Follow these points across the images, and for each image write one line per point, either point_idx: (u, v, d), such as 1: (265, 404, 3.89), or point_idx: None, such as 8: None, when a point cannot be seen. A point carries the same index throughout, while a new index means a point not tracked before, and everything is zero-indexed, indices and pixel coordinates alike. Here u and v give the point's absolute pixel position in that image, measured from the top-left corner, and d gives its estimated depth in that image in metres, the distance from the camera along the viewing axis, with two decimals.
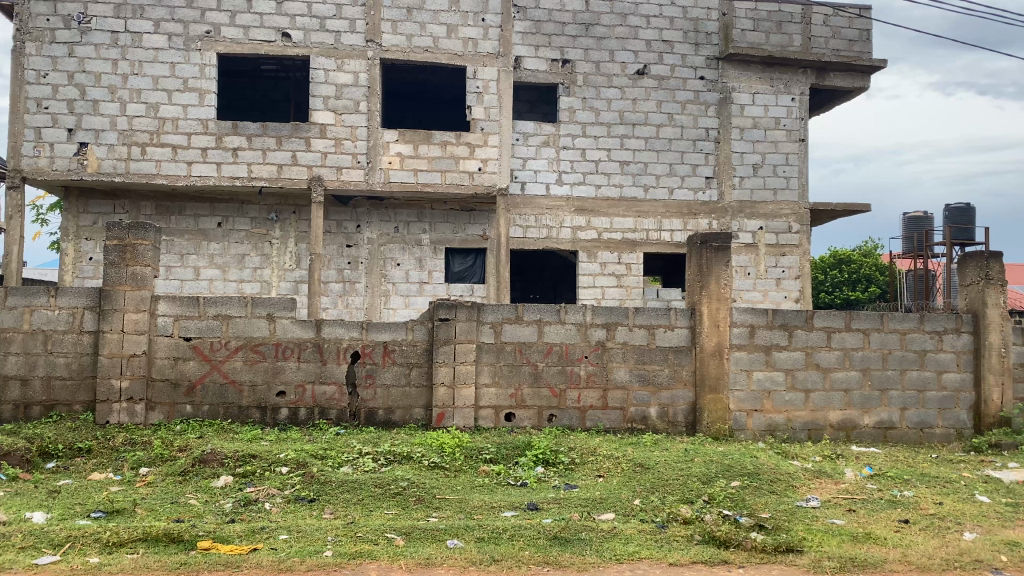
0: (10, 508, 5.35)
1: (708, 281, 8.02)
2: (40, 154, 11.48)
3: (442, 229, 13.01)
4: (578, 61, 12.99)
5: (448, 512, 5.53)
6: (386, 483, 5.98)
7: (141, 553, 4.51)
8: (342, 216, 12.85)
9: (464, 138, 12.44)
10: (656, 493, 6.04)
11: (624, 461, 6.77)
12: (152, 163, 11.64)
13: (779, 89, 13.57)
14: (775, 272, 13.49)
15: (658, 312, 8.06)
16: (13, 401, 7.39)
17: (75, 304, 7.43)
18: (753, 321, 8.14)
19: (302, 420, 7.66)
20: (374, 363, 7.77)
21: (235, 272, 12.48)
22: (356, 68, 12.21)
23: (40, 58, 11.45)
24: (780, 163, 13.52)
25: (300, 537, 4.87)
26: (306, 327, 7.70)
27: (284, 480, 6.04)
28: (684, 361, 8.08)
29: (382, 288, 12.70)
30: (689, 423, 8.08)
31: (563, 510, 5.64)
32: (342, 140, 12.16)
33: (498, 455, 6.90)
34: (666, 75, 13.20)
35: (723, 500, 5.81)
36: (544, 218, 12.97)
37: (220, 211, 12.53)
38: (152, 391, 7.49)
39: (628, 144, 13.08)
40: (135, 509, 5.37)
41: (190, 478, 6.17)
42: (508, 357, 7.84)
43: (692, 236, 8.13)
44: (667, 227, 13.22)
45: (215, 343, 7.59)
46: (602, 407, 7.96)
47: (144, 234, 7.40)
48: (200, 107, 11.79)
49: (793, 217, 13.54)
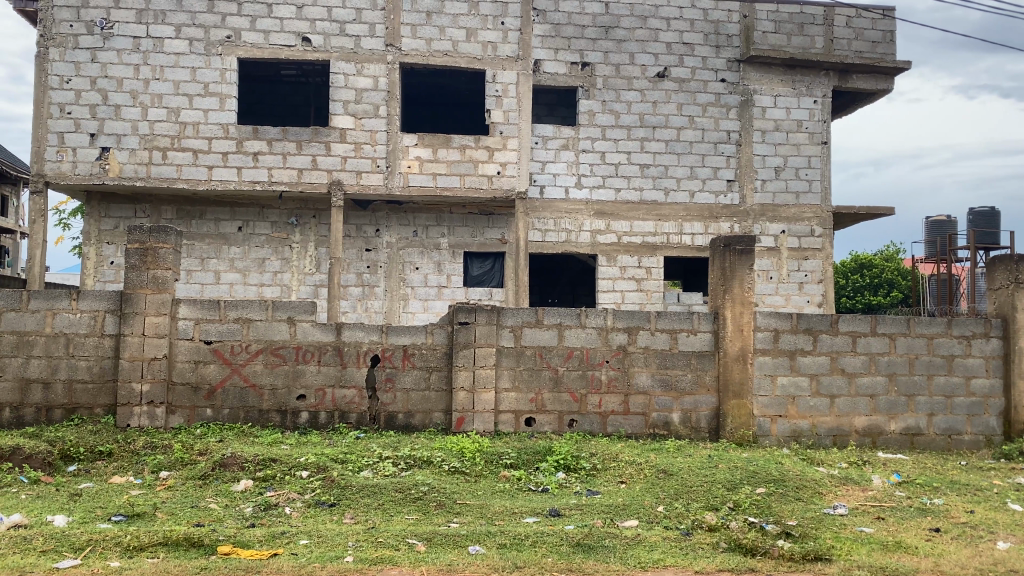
0: (32, 511, 5.35)
1: (732, 285, 7.93)
2: (63, 159, 11.55)
3: (461, 233, 12.97)
4: (597, 64, 12.94)
5: (469, 517, 5.47)
6: (407, 488, 5.93)
7: (161, 558, 4.48)
8: (362, 220, 12.84)
9: (483, 142, 12.37)
10: (680, 499, 5.95)
11: (646, 468, 6.68)
12: (173, 168, 11.68)
13: (801, 91, 13.43)
14: (798, 276, 13.36)
15: (680, 317, 7.97)
16: (34, 404, 7.39)
17: (96, 308, 7.45)
18: (778, 326, 8.02)
19: (323, 424, 7.63)
20: (394, 367, 7.73)
21: (255, 276, 12.51)
22: (375, 72, 12.21)
23: (63, 64, 11.54)
24: (802, 166, 13.39)
25: (321, 542, 4.83)
26: (326, 331, 7.68)
27: (305, 484, 6.00)
28: (707, 365, 7.98)
29: (400, 292, 12.70)
30: (712, 428, 7.98)
31: (585, 516, 5.57)
32: (362, 144, 12.15)
33: (519, 460, 6.83)
34: (686, 78, 13.10)
35: (749, 507, 5.71)
36: (563, 221, 12.91)
37: (240, 215, 12.57)
38: (173, 394, 7.49)
39: (648, 147, 12.99)
40: (155, 513, 5.36)
41: (210, 482, 6.16)
42: (528, 361, 7.77)
43: (715, 240, 8.05)
44: (688, 230, 13.11)
45: (235, 347, 7.58)
46: (623, 413, 7.87)
47: (165, 238, 7.42)
48: (221, 112, 11.83)
49: (816, 220, 13.39)
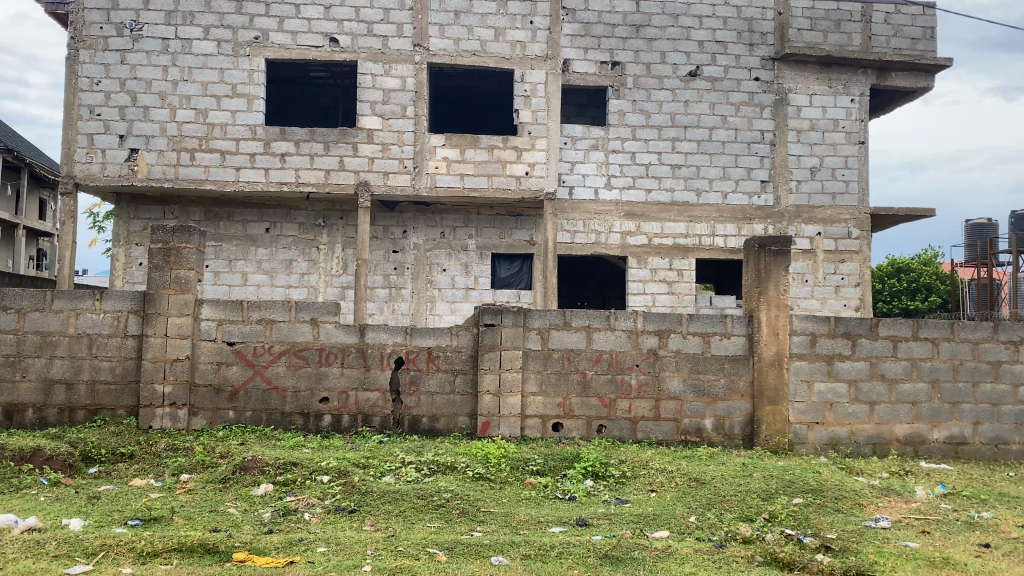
0: (48, 514, 5.25)
1: (767, 287, 7.66)
2: (92, 160, 11.58)
3: (488, 234, 12.81)
4: (628, 63, 12.72)
5: (493, 526, 5.28)
6: (429, 494, 5.76)
7: (175, 565, 4.35)
8: (389, 222, 12.73)
9: (511, 142, 12.20)
10: (713, 509, 5.72)
11: (678, 476, 6.45)
12: (201, 169, 11.66)
13: (838, 89, 13.10)
14: (834, 279, 13.03)
15: (713, 320, 7.73)
16: (57, 405, 7.33)
17: (119, 308, 7.38)
18: (815, 330, 7.74)
19: (346, 427, 7.49)
20: (418, 370, 7.58)
21: (282, 277, 12.45)
22: (403, 72, 12.09)
23: (93, 66, 11.57)
24: (839, 166, 13.04)
25: (339, 551, 4.67)
26: (350, 332, 7.55)
27: (325, 489, 5.85)
28: (741, 370, 7.72)
29: (427, 294, 12.57)
30: (746, 435, 7.71)
31: (614, 526, 5.35)
32: (389, 145, 12.04)
33: (546, 466, 6.63)
34: (719, 77, 12.82)
35: (785, 519, 5.45)
36: (593, 223, 12.68)
37: (268, 217, 12.53)
38: (195, 396, 7.40)
39: (680, 147, 12.74)
40: (172, 518, 5.24)
41: (230, 486, 6.03)
42: (555, 364, 7.57)
43: (749, 241, 7.77)
44: (721, 232, 12.83)
45: (258, 348, 7.47)
46: (654, 418, 7.64)
47: (188, 238, 7.33)
48: (248, 113, 11.79)
49: (853, 222, 13.03)
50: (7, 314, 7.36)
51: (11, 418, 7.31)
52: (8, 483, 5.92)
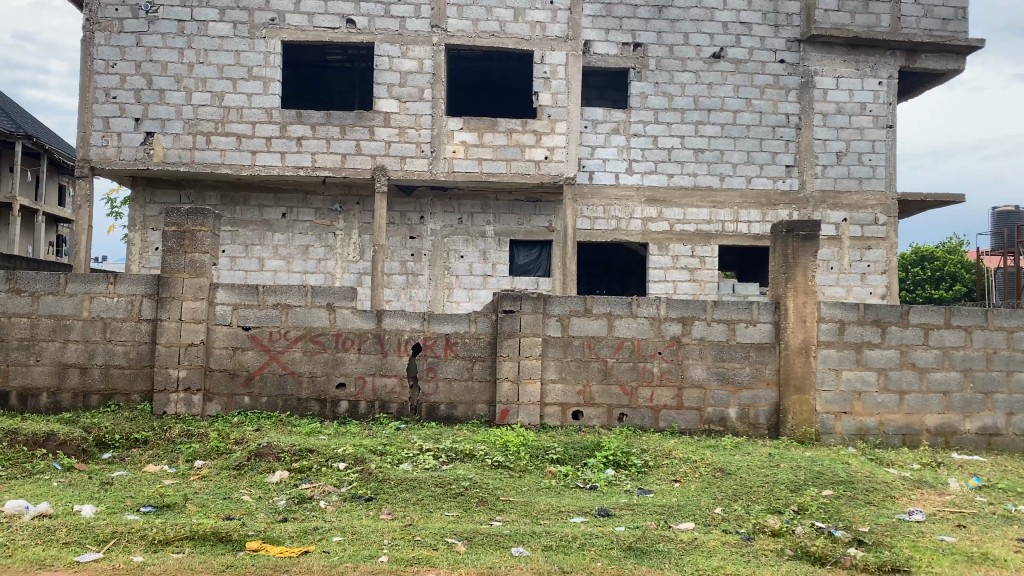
0: (60, 500, 5.15)
1: (794, 272, 7.44)
2: (108, 144, 11.50)
3: (506, 220, 12.63)
4: (650, 45, 12.46)
5: (513, 515, 5.13)
6: (447, 483, 5.62)
7: (187, 553, 4.23)
8: (406, 207, 12.59)
9: (531, 126, 12.00)
10: (739, 501, 5.54)
11: (702, 466, 6.28)
12: (217, 153, 11.56)
13: (865, 72, 12.79)
14: (860, 266, 12.76)
15: (739, 306, 7.52)
16: (71, 389, 7.25)
17: (133, 292, 7.28)
18: (844, 317, 7.53)
19: (362, 414, 7.37)
20: (436, 356, 7.43)
21: (299, 263, 12.36)
22: (420, 54, 11.90)
23: (108, 48, 11.47)
24: (866, 151, 12.75)
25: (355, 540, 4.53)
26: (367, 318, 7.41)
27: (341, 477, 5.73)
28: (767, 359, 7.52)
29: (445, 281, 12.43)
30: (772, 425, 7.51)
31: (637, 517, 5.19)
32: (406, 128, 11.87)
33: (567, 455, 6.48)
34: (743, 59, 12.54)
35: (815, 511, 5.27)
36: (613, 208, 12.47)
37: (284, 202, 12.42)
38: (210, 381, 7.29)
39: (703, 131, 12.48)
40: (185, 505, 5.13)
41: (245, 472, 5.92)
42: (576, 351, 7.41)
43: (777, 225, 7.57)
44: (744, 218, 12.58)
45: (274, 333, 7.36)
46: (677, 407, 7.46)
47: (202, 220, 7.21)
48: (265, 96, 11.66)
49: (880, 208, 12.75)
50: (20, 297, 7.26)
51: (25, 403, 7.23)
52: (21, 468, 5.84)
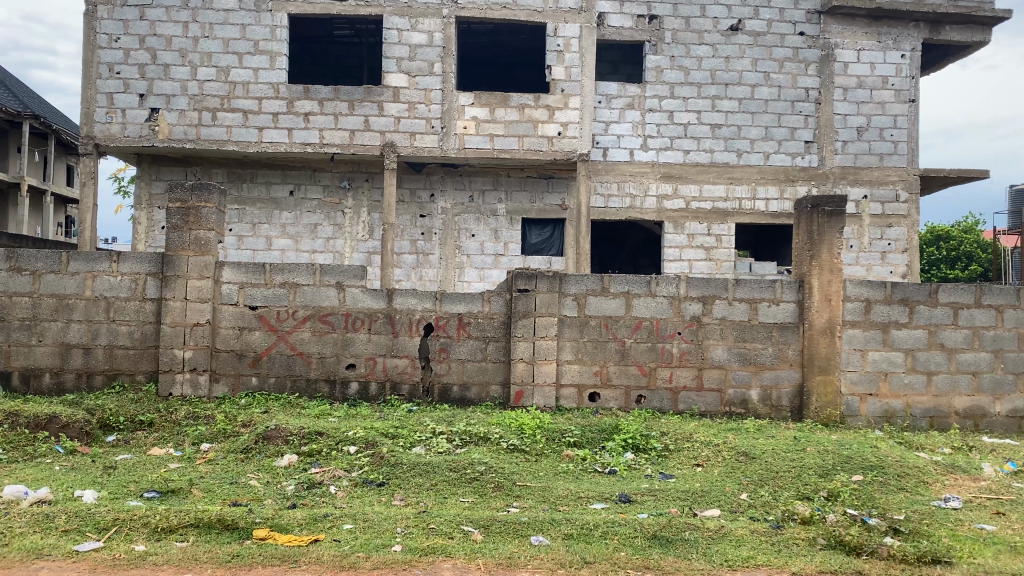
0: (62, 485, 4.97)
1: (819, 250, 7.17)
2: (112, 120, 11.27)
3: (518, 198, 12.36)
4: (665, 17, 12.13)
5: (530, 502, 4.93)
6: (462, 467, 5.41)
7: (191, 542, 4.04)
8: (415, 184, 12.33)
9: (543, 101, 11.69)
10: (766, 486, 5.33)
11: (725, 450, 6.05)
12: (223, 129, 11.32)
13: (887, 44, 12.42)
14: (880, 245, 12.49)
15: (762, 285, 7.26)
16: (74, 370, 7.07)
17: (137, 271, 7.08)
18: (870, 296, 7.26)
19: (373, 395, 7.18)
20: (448, 336, 7.22)
21: (307, 242, 12.15)
22: (430, 27, 11.61)
23: (111, 22, 11.20)
24: (887, 126, 12.42)
25: (367, 528, 4.33)
26: (377, 297, 7.19)
27: (352, 461, 5.53)
28: (790, 339, 7.27)
29: (455, 260, 12.22)
30: (795, 407, 7.28)
31: (660, 504, 4.98)
32: (416, 103, 11.60)
33: (584, 438, 6.26)
34: (762, 31, 12.18)
35: (846, 497, 5.04)
36: (628, 185, 12.20)
37: (292, 179, 12.18)
38: (216, 361, 7.09)
39: (720, 106, 12.16)
40: (191, 490, 4.94)
41: (253, 456, 5.73)
42: (593, 332, 7.18)
43: (802, 201, 7.30)
44: (762, 195, 12.28)
45: (282, 313, 7.15)
46: (696, 389, 7.24)
47: (207, 197, 6.99)
48: (271, 71, 11.40)
49: (901, 184, 12.44)
50: (21, 276, 7.05)
51: (27, 384, 7.05)
52: (22, 451, 5.66)
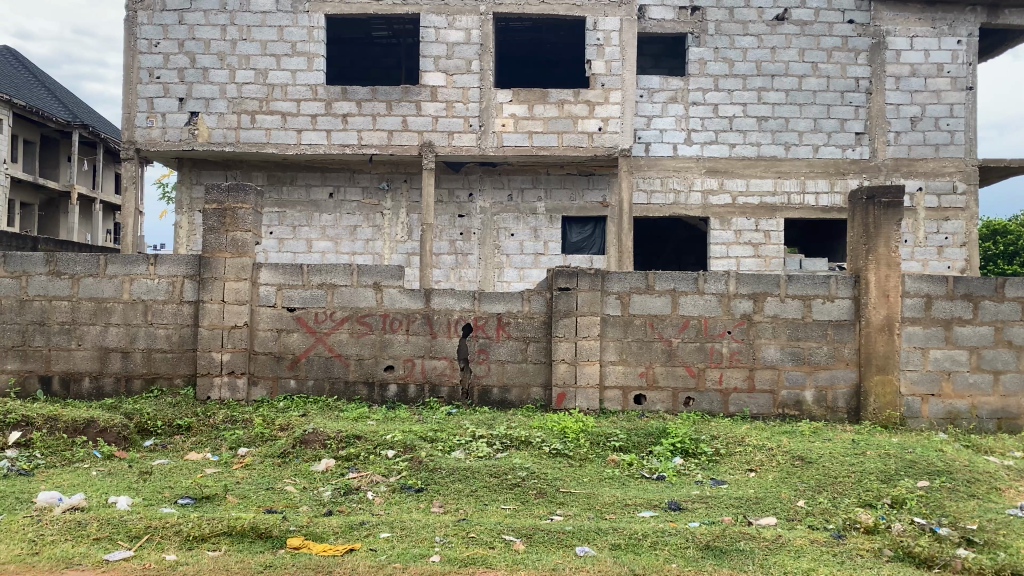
0: (97, 491, 4.89)
1: (876, 243, 6.83)
2: (153, 124, 11.31)
3: (559, 196, 12.14)
4: (708, 8, 11.83)
5: (575, 510, 4.70)
6: (503, 473, 5.21)
7: (223, 552, 3.90)
8: (454, 184, 12.19)
9: (583, 96, 11.45)
10: (825, 493, 5.03)
11: (780, 455, 5.76)
12: (262, 132, 11.29)
13: (942, 30, 11.93)
14: (937, 239, 12.02)
15: (815, 281, 6.94)
16: (114, 374, 7.03)
17: (174, 273, 7.01)
18: (930, 291, 6.90)
19: (412, 398, 7.02)
20: (487, 337, 7.03)
21: (347, 244, 12.08)
22: (467, 24, 11.45)
23: (151, 27, 11.25)
24: (943, 115, 11.92)
25: (404, 537, 4.15)
26: (414, 297, 7.03)
27: (390, 466, 5.36)
28: (846, 337, 6.94)
29: (495, 260, 12.03)
30: (852, 409, 6.94)
31: (711, 511, 4.72)
32: (454, 102, 11.44)
33: (630, 442, 6.02)
34: (809, 20, 11.78)
35: (912, 504, 4.73)
36: (672, 181, 11.92)
37: (331, 181, 12.12)
38: (255, 364, 7.00)
39: (766, 98, 11.79)
40: (226, 496, 4.82)
41: (290, 460, 5.60)
42: (637, 331, 6.93)
43: (856, 192, 6.97)
44: (812, 189, 11.90)
45: (320, 315, 7.02)
46: (748, 390, 6.94)
47: (244, 198, 6.90)
48: (309, 72, 11.34)
49: (958, 175, 11.93)
50: (60, 280, 7.04)
51: (68, 388, 7.03)
52: (60, 456, 5.61)
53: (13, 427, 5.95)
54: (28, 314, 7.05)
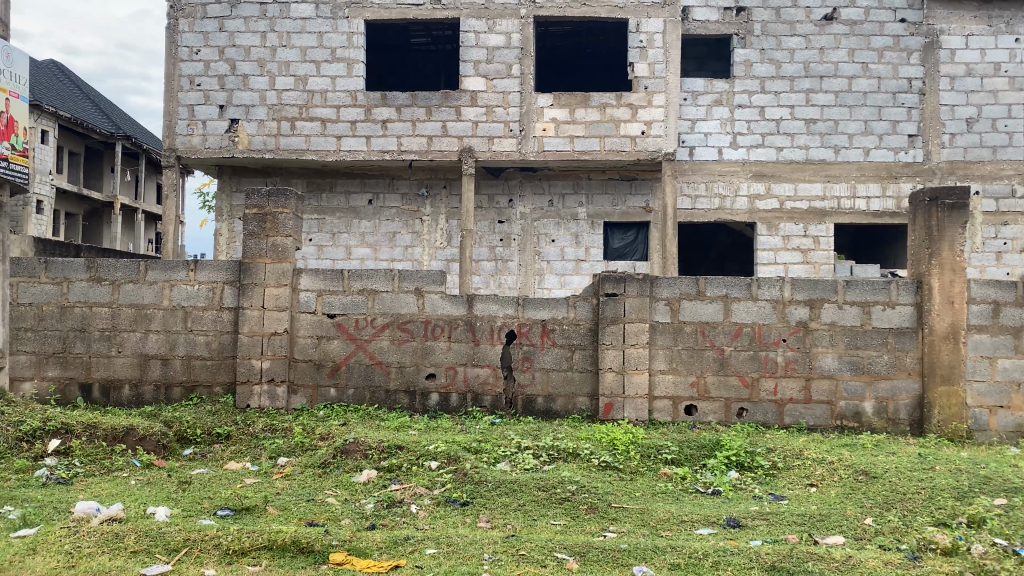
0: (135, 501, 4.76)
1: (940, 247, 6.51)
2: (193, 132, 11.31)
3: (600, 202, 11.94)
4: (754, 9, 11.56)
5: (628, 526, 4.47)
6: (551, 486, 4.99)
7: (264, 567, 3.73)
8: (493, 190, 12.04)
9: (626, 99, 11.22)
10: (894, 510, 4.73)
11: (842, 469, 5.47)
12: (302, 139, 11.23)
13: (999, 28, 11.52)
14: (995, 244, 11.58)
15: (875, 286, 6.63)
16: (153, 381, 6.95)
17: (214, 279, 6.91)
18: (998, 298, 6.55)
19: (454, 407, 6.83)
20: (531, 345, 6.83)
21: (386, 251, 11.98)
22: (508, 28, 11.30)
23: (192, 35, 11.27)
24: (1001, 116, 11.49)
25: (451, 553, 3.95)
26: (457, 303, 6.85)
27: (434, 478, 5.17)
28: (908, 346, 6.61)
29: (536, 267, 11.84)
30: (914, 421, 6.61)
31: (774, 529, 4.45)
32: (494, 107, 11.28)
33: (682, 455, 5.76)
34: (859, 20, 11.44)
35: (993, 524, 4.41)
36: (717, 185, 11.66)
37: (370, 188, 12.03)
38: (295, 372, 6.87)
39: (815, 100, 11.46)
40: (266, 508, 4.67)
41: (331, 471, 5.44)
42: (687, 339, 6.67)
43: (918, 194, 6.66)
44: (862, 193, 11.53)
45: (361, 321, 6.88)
46: (804, 401, 6.65)
47: (284, 202, 6.76)
48: (349, 78, 11.27)
49: (1017, 178, 11.49)
50: (101, 286, 6.99)
51: (107, 395, 6.96)
52: (100, 465, 5.52)
53: (53, 434, 5.87)
54: (68, 320, 7.01)
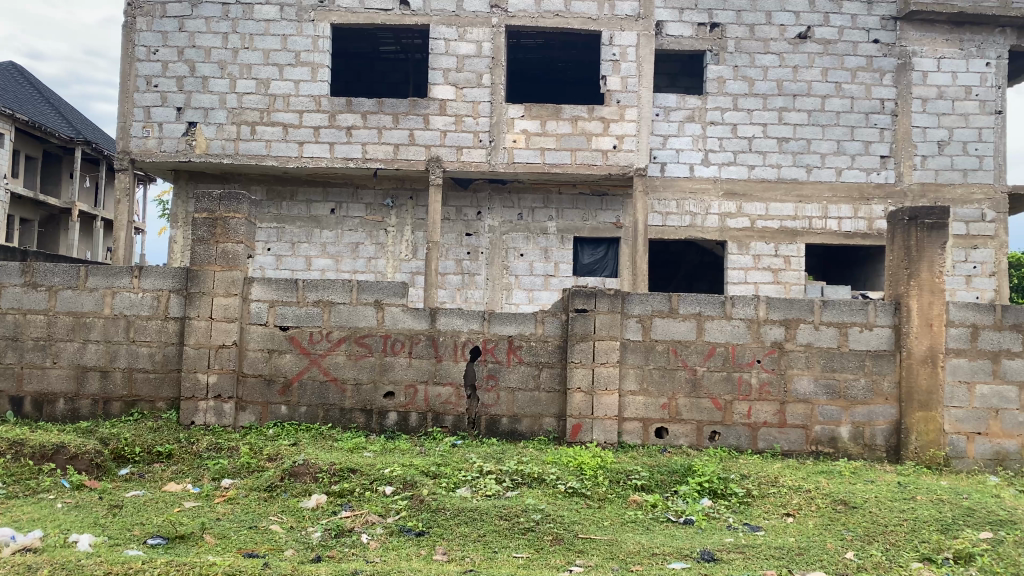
0: (57, 527, 4.33)
1: (918, 267, 6.32)
2: (149, 134, 10.86)
3: (570, 216, 11.69)
4: (728, 25, 11.42)
5: (596, 560, 4.14)
6: (514, 515, 4.65)
7: None
8: (462, 202, 11.72)
9: (598, 112, 10.99)
10: (876, 544, 4.47)
11: (819, 498, 5.20)
12: (262, 144, 10.84)
13: (970, 52, 11.50)
14: (964, 267, 11.50)
15: (853, 307, 6.42)
16: (91, 395, 6.50)
17: (160, 287, 6.50)
18: (977, 321, 6.37)
19: (413, 427, 6.47)
20: (497, 362, 6.50)
21: (349, 262, 11.60)
22: (478, 36, 11.04)
23: (150, 34, 10.85)
24: (971, 139, 11.46)
25: None
26: (419, 317, 6.52)
27: (388, 504, 4.81)
28: (885, 369, 6.41)
29: (503, 281, 11.53)
30: (891, 447, 6.39)
31: (751, 563, 4.16)
32: (463, 116, 11.00)
33: (652, 481, 5.46)
34: (833, 39, 11.37)
35: (981, 561, 4.16)
36: (688, 203, 11.46)
37: (333, 197, 11.64)
38: (243, 388, 6.46)
39: (788, 118, 11.34)
40: (202, 536, 4.28)
41: (277, 495, 5.05)
42: (659, 358, 6.40)
43: (897, 212, 6.47)
44: (834, 214, 11.41)
45: (315, 334, 6.50)
46: (778, 425, 6.39)
47: (236, 206, 6.40)
48: (313, 83, 10.91)
49: (987, 202, 11.45)
50: (37, 292, 6.54)
51: (40, 410, 6.50)
52: (23, 486, 5.07)
53: None
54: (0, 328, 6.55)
